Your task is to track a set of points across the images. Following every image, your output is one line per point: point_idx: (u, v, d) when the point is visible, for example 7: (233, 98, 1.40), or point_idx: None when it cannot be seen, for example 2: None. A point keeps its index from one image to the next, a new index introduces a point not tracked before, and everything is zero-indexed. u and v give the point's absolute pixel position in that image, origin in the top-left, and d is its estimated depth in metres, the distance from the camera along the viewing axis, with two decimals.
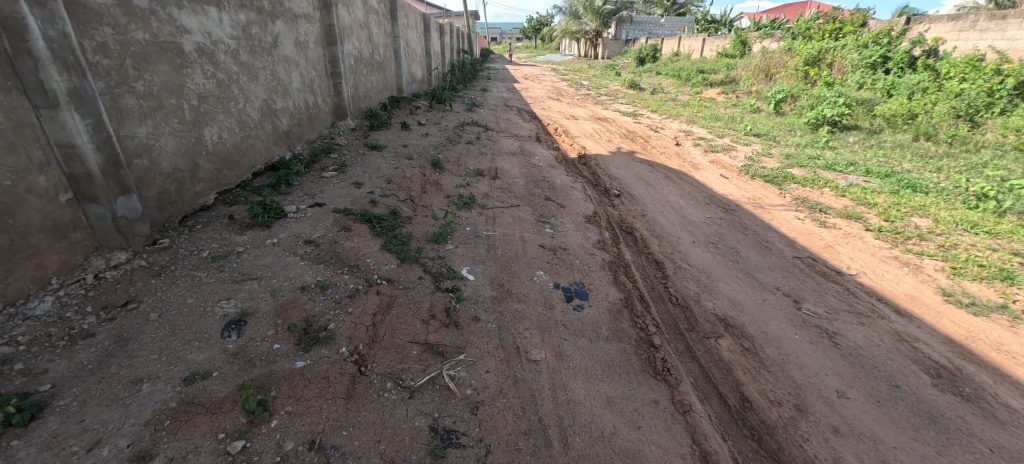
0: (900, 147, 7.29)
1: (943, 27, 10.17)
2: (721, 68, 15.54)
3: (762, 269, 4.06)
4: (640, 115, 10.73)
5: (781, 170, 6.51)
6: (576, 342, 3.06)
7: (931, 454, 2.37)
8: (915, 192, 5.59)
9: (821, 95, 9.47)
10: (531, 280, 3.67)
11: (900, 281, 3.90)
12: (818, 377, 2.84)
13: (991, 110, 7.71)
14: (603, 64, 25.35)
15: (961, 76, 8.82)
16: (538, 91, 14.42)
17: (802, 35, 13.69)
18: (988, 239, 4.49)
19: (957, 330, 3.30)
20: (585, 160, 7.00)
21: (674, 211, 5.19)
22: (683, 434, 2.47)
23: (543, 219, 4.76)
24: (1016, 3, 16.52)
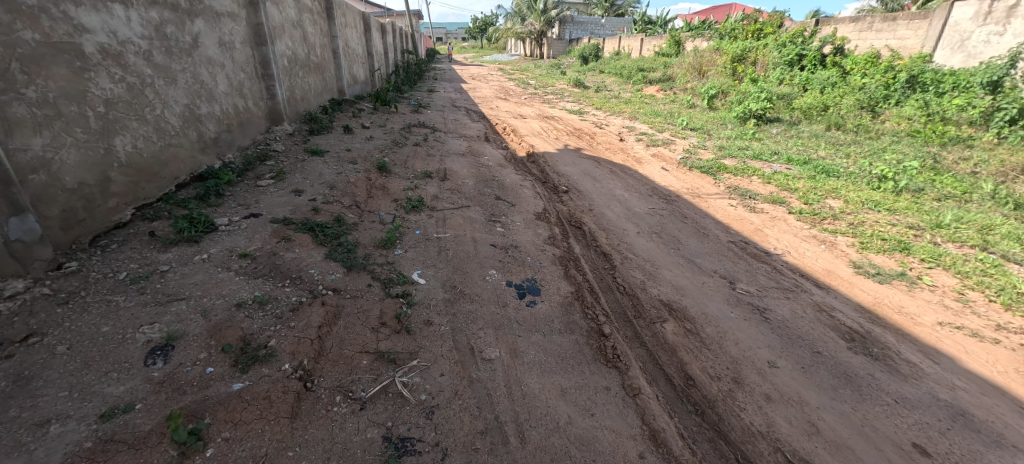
0: (816, 136, 7.97)
1: (847, 28, 11.25)
2: (659, 66, 16.27)
3: (701, 254, 4.30)
4: (585, 112, 11.00)
5: (715, 161, 6.92)
6: (530, 337, 3.09)
7: (848, 410, 2.62)
8: (829, 176, 6.14)
9: (747, 91, 10.17)
10: (484, 279, 3.68)
11: (819, 258, 4.26)
12: (752, 351, 3.05)
13: (888, 101, 8.66)
14: (549, 63, 25.75)
15: (862, 72, 9.79)
16: (486, 91, 14.42)
17: (729, 35, 14.63)
18: (889, 215, 5.02)
19: (866, 297, 3.66)
20: (533, 158, 7.09)
21: (620, 204, 5.37)
22: (633, 416, 2.57)
23: (494, 219, 4.76)
24: (903, 5, 18.64)
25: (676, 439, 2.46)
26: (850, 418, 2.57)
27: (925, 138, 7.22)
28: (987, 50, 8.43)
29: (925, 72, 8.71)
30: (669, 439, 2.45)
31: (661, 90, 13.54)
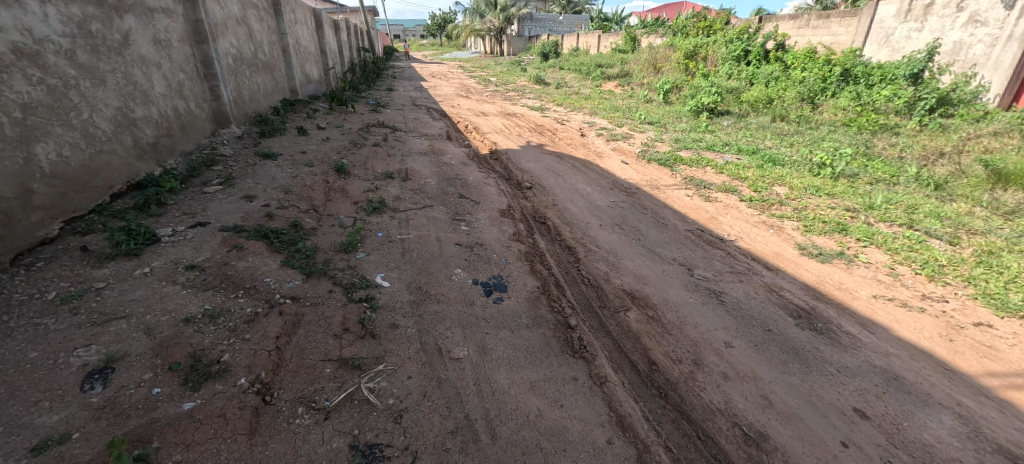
0: (763, 127, 8.38)
1: (786, 25, 11.88)
2: (616, 62, 16.61)
3: (660, 243, 4.43)
4: (546, 108, 11.08)
5: (672, 153, 7.15)
6: (498, 334, 3.09)
7: (797, 382, 2.78)
8: (775, 165, 6.48)
9: (699, 85, 10.56)
10: (450, 279, 3.64)
11: (768, 242, 4.49)
12: (709, 333, 3.19)
13: (826, 93, 9.25)
14: (508, 60, 25.72)
15: (802, 66, 10.39)
16: (446, 89, 14.23)
17: (681, 31, 15.12)
18: (828, 199, 5.35)
19: (810, 276, 3.89)
20: (495, 155, 7.07)
21: (582, 198, 5.45)
22: (601, 404, 2.62)
23: (458, 217, 4.72)
24: (837, 4, 19.85)
25: (642, 423, 2.53)
26: (799, 389, 2.73)
27: (859, 127, 7.80)
28: (909, 45, 9.09)
29: (856, 65, 9.29)
30: (636, 423, 2.52)
31: (619, 85, 13.83)
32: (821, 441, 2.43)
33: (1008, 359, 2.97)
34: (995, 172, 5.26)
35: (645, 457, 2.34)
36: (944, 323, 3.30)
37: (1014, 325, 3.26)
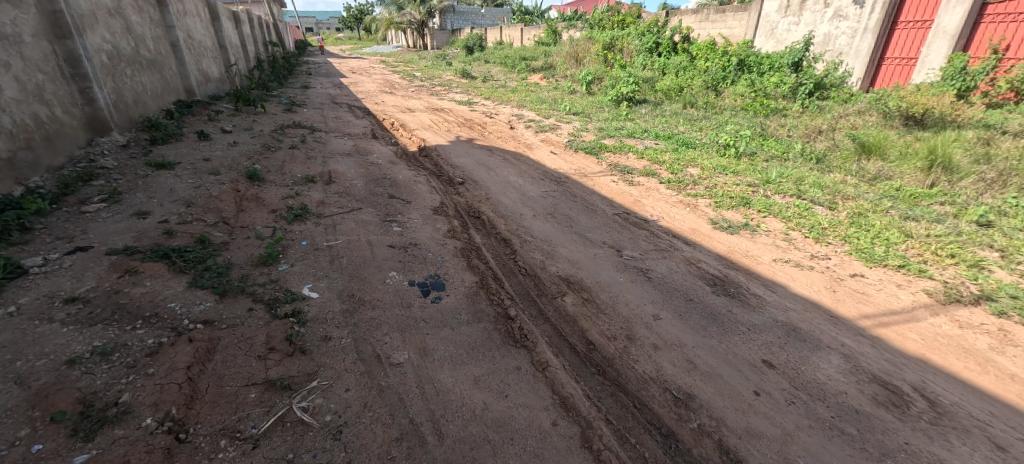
0: (676, 114, 8.92)
1: (689, 19, 12.88)
2: (540, 55, 16.89)
3: (591, 228, 4.60)
4: (474, 102, 10.99)
5: (596, 141, 7.43)
6: (438, 333, 3.06)
7: (717, 344, 3.03)
8: (688, 148, 6.95)
9: (617, 76, 11.04)
10: (384, 283, 3.53)
11: (686, 219, 4.83)
12: (639, 308, 3.38)
13: (727, 82, 10.13)
14: (433, 54, 25.17)
15: (705, 57, 11.27)
16: (369, 85, 13.64)
17: (598, 25, 15.70)
18: (734, 177, 5.84)
19: (722, 248, 4.24)
20: (425, 152, 6.92)
21: (515, 190, 5.51)
22: (544, 389, 2.69)
23: (389, 218, 4.57)
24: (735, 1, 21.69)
25: (583, 400, 2.63)
26: (719, 350, 2.98)
27: (754, 111, 8.59)
28: (790, 36, 10.46)
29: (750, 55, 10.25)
30: (578, 402, 2.62)
31: (544, 78, 14.01)
32: (738, 393, 2.67)
33: (877, 302, 3.46)
34: (859, 144, 6.07)
35: (588, 432, 2.44)
36: (829, 277, 3.77)
37: (882, 274, 3.79)
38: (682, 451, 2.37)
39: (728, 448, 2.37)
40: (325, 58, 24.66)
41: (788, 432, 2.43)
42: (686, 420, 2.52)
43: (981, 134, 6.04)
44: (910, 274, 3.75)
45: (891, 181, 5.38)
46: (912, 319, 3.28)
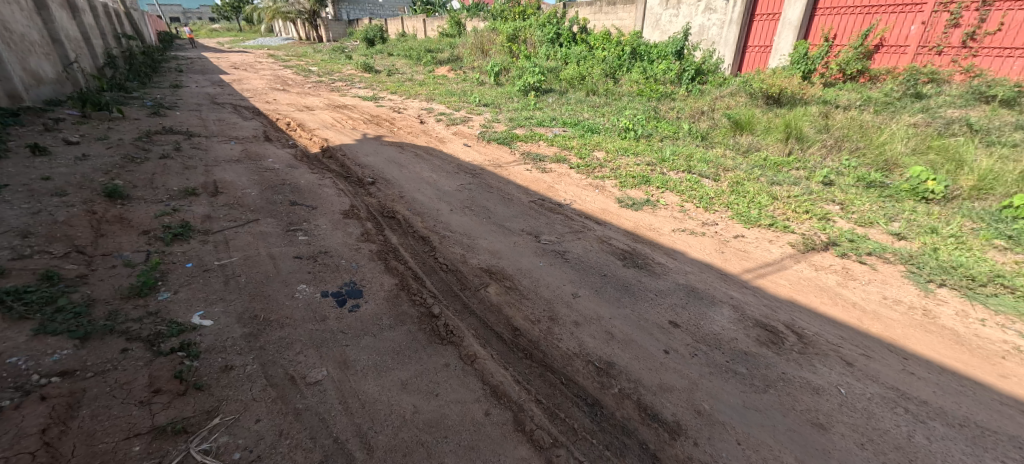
0: (581, 102, 9.25)
1: (585, 11, 13.52)
2: (444, 47, 16.60)
3: (509, 217, 4.62)
4: (379, 97, 10.47)
5: (508, 131, 7.47)
6: (359, 342, 2.89)
7: (633, 313, 3.22)
8: (595, 133, 7.26)
9: (523, 67, 11.17)
10: (293, 298, 3.24)
11: (595, 201, 5.05)
12: (559, 289, 3.48)
13: (622, 71, 10.81)
14: (329, 47, 23.52)
15: (601, 46, 11.93)
16: (256, 82, 12.39)
17: (500, 16, 15.81)
18: (634, 158, 6.21)
19: (629, 224, 4.50)
20: (328, 153, 6.43)
21: (429, 185, 5.35)
22: (475, 381, 2.66)
23: (292, 227, 4.21)
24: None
25: (512, 386, 2.64)
26: (635, 318, 3.17)
27: (647, 96, 9.18)
28: (672, 27, 11.62)
29: (640, 44, 11.13)
30: (508, 388, 2.63)
31: (451, 70, 13.63)
32: (650, 354, 2.86)
33: (755, 256, 3.91)
34: (733, 121, 6.78)
35: (519, 416, 2.47)
36: (719, 240, 4.17)
37: (759, 232, 4.28)
38: (607, 416, 2.48)
39: (646, 406, 2.53)
40: (201, 52, 21.93)
41: (694, 382, 2.66)
42: (608, 387, 2.65)
43: (825, 109, 7.10)
44: (778, 230, 4.30)
45: (759, 152, 6.10)
46: (782, 268, 3.75)
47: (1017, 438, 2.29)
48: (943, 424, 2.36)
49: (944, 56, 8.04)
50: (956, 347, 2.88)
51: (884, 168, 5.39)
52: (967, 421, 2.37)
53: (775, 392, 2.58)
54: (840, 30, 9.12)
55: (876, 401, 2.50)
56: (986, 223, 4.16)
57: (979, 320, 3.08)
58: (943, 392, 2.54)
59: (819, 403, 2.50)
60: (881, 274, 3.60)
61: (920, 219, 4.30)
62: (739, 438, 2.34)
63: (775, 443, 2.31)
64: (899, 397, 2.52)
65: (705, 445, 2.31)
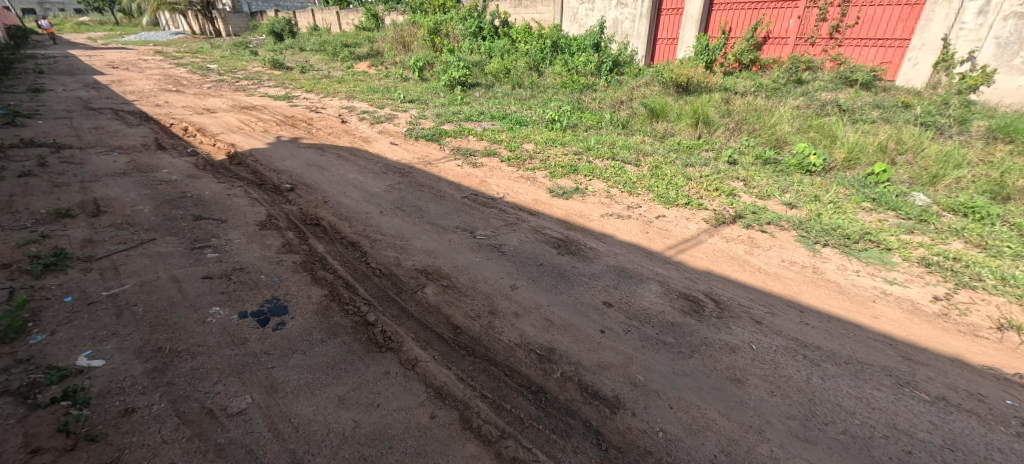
0: (507, 95, 9.34)
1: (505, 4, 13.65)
2: (363, 41, 15.99)
3: (443, 215, 4.55)
4: (293, 96, 9.88)
5: (436, 127, 7.38)
6: (288, 362, 2.68)
7: (569, 299, 3.29)
8: (523, 126, 7.39)
9: (448, 61, 11.05)
10: (205, 322, 2.94)
11: (528, 192, 5.15)
12: (497, 283, 3.48)
13: (546, 64, 11.07)
14: (233, 40, 21.69)
15: (524, 40, 12.15)
16: (145, 82, 11.13)
17: (419, 10, 15.51)
18: (562, 148, 6.42)
19: (560, 212, 4.65)
20: (236, 160, 5.92)
21: (355, 187, 5.12)
22: (418, 385, 2.55)
23: (198, 244, 3.83)
24: None
25: (456, 385, 2.56)
26: (571, 302, 3.24)
27: (571, 88, 9.48)
28: (588, 21, 12.22)
29: (561, 37, 11.66)
30: (452, 387, 2.54)
31: (372, 65, 13.16)
32: (588, 335, 2.92)
33: (675, 233, 4.22)
34: (650, 110, 7.23)
35: (465, 413, 2.39)
36: (643, 221, 4.45)
37: (677, 212, 4.61)
38: (551, 400, 2.46)
39: (587, 385, 2.55)
40: (74, 49, 19.28)
41: (629, 356, 2.73)
42: (550, 372, 2.64)
43: (726, 96, 7.77)
44: (693, 208, 4.66)
45: (674, 137, 6.55)
46: (698, 242, 4.08)
47: (889, 368, 2.62)
48: (833, 365, 2.63)
49: (817, 46, 9.20)
50: (841, 296, 3.31)
51: (775, 145, 6.01)
52: (851, 359, 2.69)
53: (698, 355, 2.73)
54: (734, 24, 10.08)
55: (780, 351, 2.74)
56: (857, 189, 4.86)
57: (856, 271, 3.58)
58: (831, 337, 2.88)
59: (735, 360, 2.69)
60: (780, 240, 4.05)
61: (806, 190, 4.88)
62: (671, 402, 2.42)
63: (700, 402, 2.41)
64: (798, 346, 2.79)
65: (642, 414, 2.36)
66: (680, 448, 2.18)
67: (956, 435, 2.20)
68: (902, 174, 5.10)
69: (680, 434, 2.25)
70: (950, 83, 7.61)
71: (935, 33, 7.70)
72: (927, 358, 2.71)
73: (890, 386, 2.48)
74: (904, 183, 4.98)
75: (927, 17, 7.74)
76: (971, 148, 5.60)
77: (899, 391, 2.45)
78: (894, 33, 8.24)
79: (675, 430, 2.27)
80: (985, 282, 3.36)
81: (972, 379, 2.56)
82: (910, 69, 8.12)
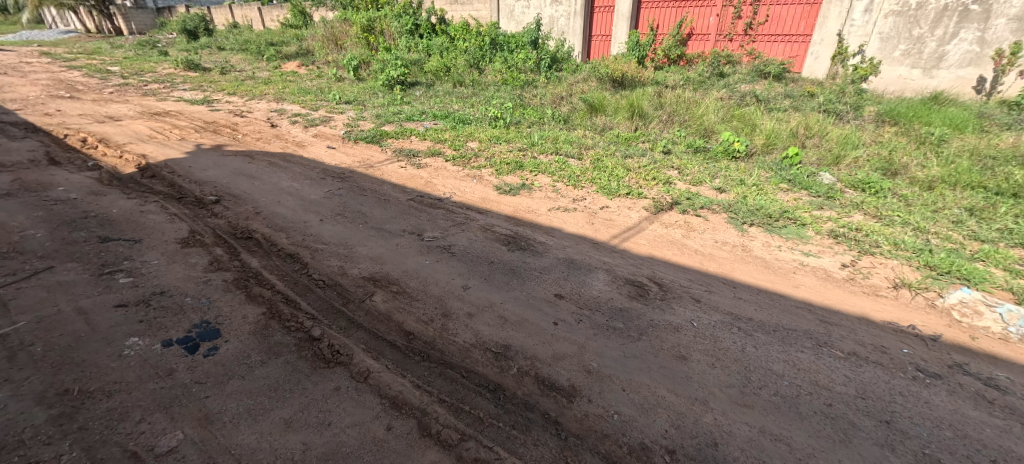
0: (449, 94, 9.29)
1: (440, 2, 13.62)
2: (290, 40, 15.26)
3: (388, 219, 4.39)
4: (214, 100, 9.25)
5: (376, 129, 7.20)
6: (224, 390, 2.39)
7: (523, 295, 3.27)
8: (466, 124, 7.40)
9: (384, 60, 10.80)
10: (122, 355, 2.58)
11: (475, 191, 5.18)
12: (448, 283, 3.39)
13: (485, 61, 11.13)
14: (140, 40, 19.92)
15: (462, 38, 12.15)
16: (33, 89, 9.94)
17: (350, 7, 15.02)
18: (506, 145, 6.50)
19: (508, 209, 4.72)
20: (147, 172, 5.40)
21: (290, 195, 4.84)
22: (372, 397, 2.39)
23: (109, 268, 3.39)
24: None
25: (412, 392, 2.43)
26: (525, 298, 3.23)
27: (512, 85, 9.58)
28: (525, 18, 12.38)
29: (499, 34, 11.67)
30: (408, 396, 2.41)
31: (301, 65, 12.58)
32: (542, 328, 2.93)
33: (619, 223, 4.42)
34: (589, 104, 7.48)
35: (423, 420, 2.27)
36: (589, 213, 4.61)
37: (619, 202, 4.82)
38: (509, 397, 2.41)
39: (544, 377, 2.54)
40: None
41: (582, 345, 2.78)
42: (506, 369, 2.59)
43: (658, 89, 8.18)
44: (633, 197, 4.91)
45: (612, 130, 6.82)
46: (640, 229, 4.31)
47: (809, 331, 2.91)
48: (763, 333, 2.89)
49: (734, 42, 9.86)
50: (767, 270, 3.63)
51: (704, 134, 6.42)
52: (778, 327, 2.96)
53: (647, 338, 2.85)
54: (661, 21, 10.59)
55: (718, 326, 2.96)
56: (775, 171, 5.33)
57: (779, 246, 3.93)
58: (759, 308, 3.16)
59: (680, 338, 2.85)
60: (713, 223, 4.35)
61: (733, 174, 5.28)
62: (624, 385, 2.49)
63: (651, 382, 2.51)
64: (734, 320, 3.02)
65: (597, 400, 2.39)
66: (634, 427, 2.24)
67: (867, 385, 2.49)
68: (812, 155, 5.63)
69: (633, 414, 2.31)
70: (846, 74, 8.50)
71: (832, 29, 8.57)
72: (839, 319, 3.05)
73: (811, 347, 2.77)
74: (813, 164, 5.50)
75: (824, 15, 8.58)
76: (866, 130, 6.29)
77: (819, 352, 2.73)
78: (799, 29, 9.07)
79: (629, 411, 2.33)
80: (883, 248, 3.80)
81: (876, 334, 2.91)
82: (813, 62, 8.97)
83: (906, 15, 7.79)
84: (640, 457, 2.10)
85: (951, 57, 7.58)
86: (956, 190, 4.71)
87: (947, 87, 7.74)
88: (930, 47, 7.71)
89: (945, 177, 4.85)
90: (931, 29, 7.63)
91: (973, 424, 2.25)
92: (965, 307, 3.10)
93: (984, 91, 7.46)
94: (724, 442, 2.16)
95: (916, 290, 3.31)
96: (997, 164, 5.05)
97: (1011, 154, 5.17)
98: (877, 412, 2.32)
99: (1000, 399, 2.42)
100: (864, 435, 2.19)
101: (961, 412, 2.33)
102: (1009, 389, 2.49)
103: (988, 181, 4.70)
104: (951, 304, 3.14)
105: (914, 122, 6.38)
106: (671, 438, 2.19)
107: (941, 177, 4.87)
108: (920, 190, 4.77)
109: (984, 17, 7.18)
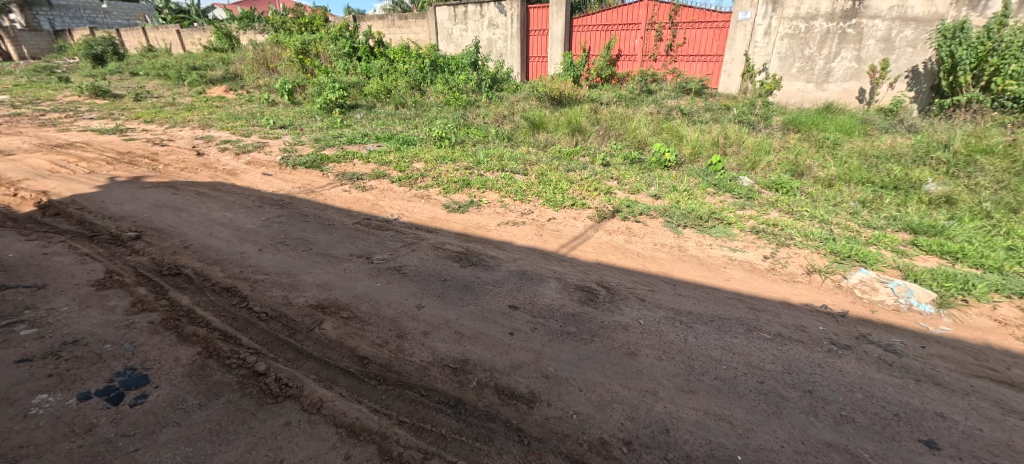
0: (390, 115, 9.30)
1: (377, 25, 13.69)
2: (214, 63, 14.61)
3: (333, 244, 4.30)
4: (128, 129, 8.64)
5: (316, 153, 7.03)
6: (156, 439, 2.19)
7: (479, 311, 3.29)
8: (410, 145, 7.41)
9: (321, 83, 10.64)
10: (30, 414, 2.30)
11: (424, 211, 5.20)
12: (401, 304, 3.35)
13: (425, 83, 11.25)
14: (34, 65, 18.18)
15: (401, 58, 12.23)
16: None
17: (281, 28, 14.66)
18: (453, 163, 6.59)
19: (458, 227, 4.78)
20: (49, 210, 4.93)
21: (223, 226, 4.60)
22: (326, 428, 2.29)
23: (8, 321, 3.01)
24: (410, 8, 24.40)
25: (370, 417, 2.36)
26: (480, 314, 3.26)
27: (454, 105, 9.74)
28: (464, 40, 12.80)
29: (438, 56, 11.78)
30: (365, 421, 2.34)
31: (229, 90, 12.08)
32: (498, 339, 2.99)
33: (565, 232, 4.63)
34: (530, 122, 7.79)
35: (384, 444, 2.22)
36: (538, 225, 4.79)
37: (565, 213, 5.04)
38: (470, 410, 2.43)
39: (503, 388, 2.59)
40: None
41: (539, 352, 2.87)
42: (466, 383, 2.61)
43: (593, 106, 8.67)
44: (578, 208, 5.15)
45: (555, 146, 7.11)
46: (586, 237, 4.53)
47: (741, 318, 3.21)
48: (702, 324, 3.14)
49: (657, 62, 10.68)
50: (701, 267, 3.95)
51: (638, 146, 6.88)
52: (714, 317, 3.23)
53: (600, 338, 3.00)
54: (592, 43, 11.25)
55: (662, 321, 3.19)
56: (703, 177, 5.80)
57: (710, 244, 4.29)
58: (699, 301, 3.43)
59: (628, 336, 3.03)
60: (652, 227, 4.67)
61: (666, 182, 5.69)
62: (580, 385, 2.60)
63: (604, 379, 2.65)
64: (675, 314, 3.26)
65: (556, 402, 2.48)
66: (593, 425, 2.35)
67: (792, 360, 2.78)
68: (732, 162, 6.20)
69: (590, 412, 2.43)
70: (755, 89, 9.43)
71: (740, 50, 9.49)
72: (765, 304, 3.38)
73: (743, 332, 3.05)
74: (734, 169, 6.06)
75: (731, 37, 9.50)
76: (774, 138, 7.02)
77: (749, 336, 3.01)
78: (712, 50, 9.97)
79: (586, 410, 2.44)
80: (796, 240, 4.25)
81: (796, 315, 3.26)
82: (725, 79, 9.83)
83: (798, 37, 8.83)
84: (600, 452, 2.20)
85: (836, 73, 8.68)
86: (851, 185, 5.37)
87: (835, 98, 8.83)
88: (819, 65, 8.79)
89: (840, 175, 5.52)
90: (818, 49, 8.70)
91: (878, 385, 2.58)
92: (863, 285, 3.54)
93: (865, 101, 8.56)
94: (674, 428, 2.33)
95: (825, 273, 3.74)
96: (881, 162, 5.81)
97: (890, 153, 5.98)
98: (800, 384, 2.60)
99: (898, 361, 2.79)
100: (792, 406, 2.44)
101: (868, 375, 2.66)
102: (903, 352, 2.88)
103: (875, 177, 5.40)
104: (853, 284, 3.59)
105: (812, 129, 7.21)
106: (627, 430, 2.32)
107: (838, 176, 5.52)
108: (822, 188, 5.38)
109: (858, 39, 8.30)
